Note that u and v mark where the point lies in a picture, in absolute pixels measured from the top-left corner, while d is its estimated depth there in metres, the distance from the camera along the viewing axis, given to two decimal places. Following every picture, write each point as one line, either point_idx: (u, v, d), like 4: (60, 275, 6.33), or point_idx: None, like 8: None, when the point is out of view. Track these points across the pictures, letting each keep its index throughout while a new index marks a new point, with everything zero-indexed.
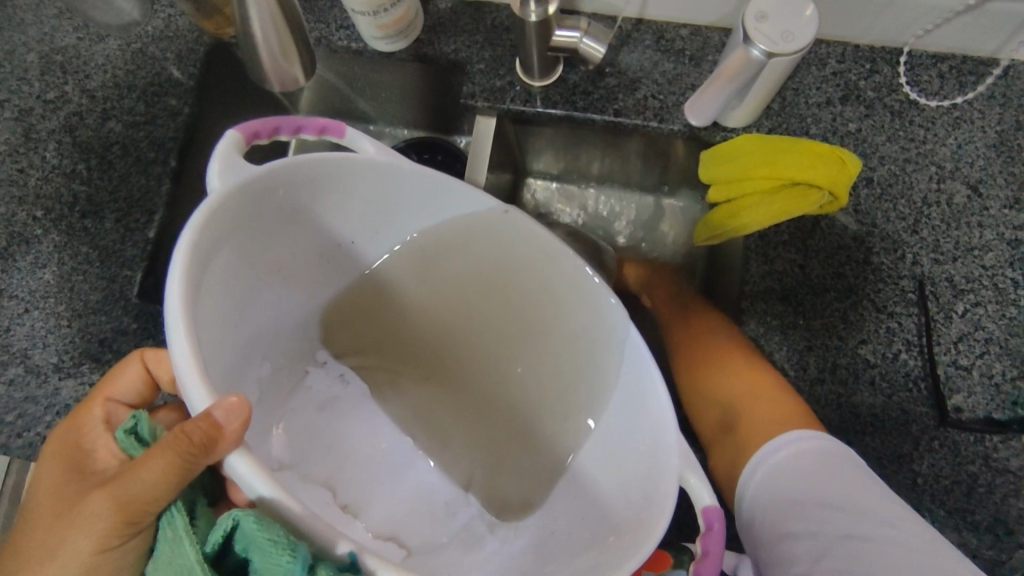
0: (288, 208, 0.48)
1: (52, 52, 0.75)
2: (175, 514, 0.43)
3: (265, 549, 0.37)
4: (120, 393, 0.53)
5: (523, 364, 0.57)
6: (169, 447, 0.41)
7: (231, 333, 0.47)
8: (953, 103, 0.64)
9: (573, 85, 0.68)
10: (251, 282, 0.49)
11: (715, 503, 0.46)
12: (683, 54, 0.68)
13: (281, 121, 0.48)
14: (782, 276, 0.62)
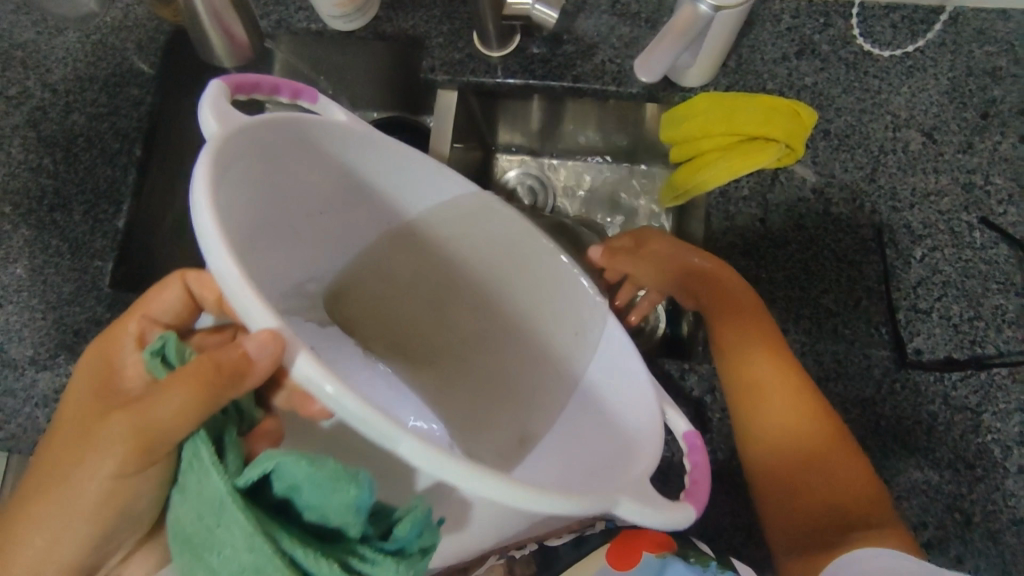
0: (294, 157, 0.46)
1: (12, 48, 0.74)
2: (201, 445, 0.38)
3: (323, 488, 0.35)
4: (159, 310, 0.49)
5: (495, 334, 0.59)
6: (196, 374, 0.39)
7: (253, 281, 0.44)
8: (905, 52, 0.64)
9: (531, 54, 0.68)
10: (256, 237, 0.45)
11: (691, 429, 0.48)
12: (639, 17, 0.68)
13: (259, 78, 0.46)
14: (743, 231, 0.63)
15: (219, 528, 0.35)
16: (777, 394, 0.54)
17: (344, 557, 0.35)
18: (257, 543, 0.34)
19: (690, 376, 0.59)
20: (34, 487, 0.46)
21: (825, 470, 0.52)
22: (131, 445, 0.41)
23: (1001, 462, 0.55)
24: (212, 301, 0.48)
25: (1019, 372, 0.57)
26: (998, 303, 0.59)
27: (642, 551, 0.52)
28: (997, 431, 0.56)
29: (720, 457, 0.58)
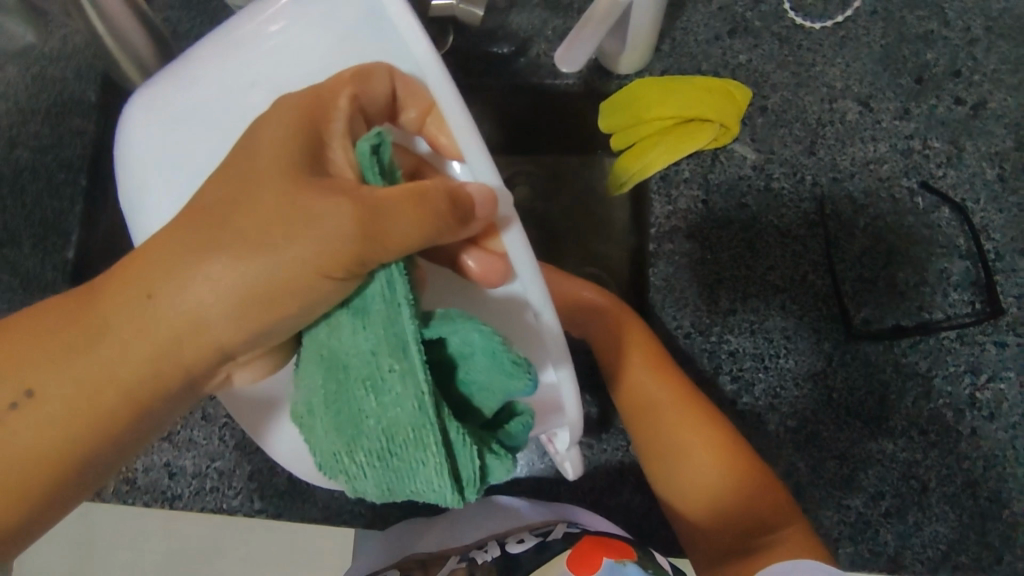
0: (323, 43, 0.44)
1: None
2: (396, 279, 0.32)
3: (503, 368, 0.32)
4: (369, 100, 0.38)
5: None
6: (431, 199, 0.32)
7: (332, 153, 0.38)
8: (837, 23, 0.64)
9: (466, 53, 0.68)
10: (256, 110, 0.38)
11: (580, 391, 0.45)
12: (571, 8, 0.68)
13: None
14: (686, 214, 0.62)
15: (392, 374, 0.30)
16: (665, 414, 0.54)
17: (479, 444, 0.33)
18: (428, 406, 0.30)
19: None
20: (177, 250, 0.34)
21: (722, 481, 0.53)
22: (349, 245, 0.31)
23: (954, 426, 0.55)
24: (414, 119, 0.39)
25: (966, 335, 0.57)
26: (942, 267, 0.59)
27: (602, 557, 0.51)
28: (948, 395, 0.56)
29: None
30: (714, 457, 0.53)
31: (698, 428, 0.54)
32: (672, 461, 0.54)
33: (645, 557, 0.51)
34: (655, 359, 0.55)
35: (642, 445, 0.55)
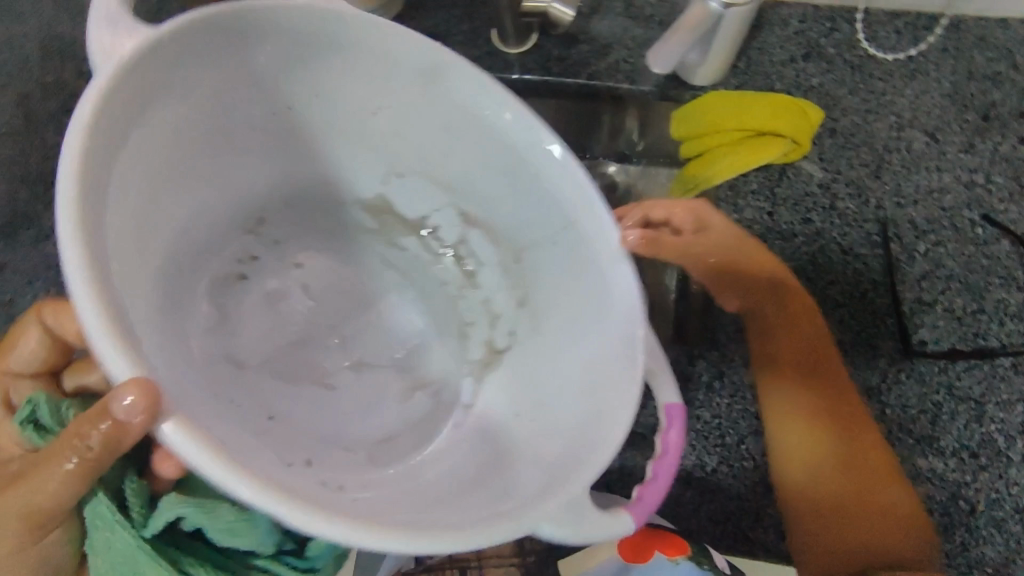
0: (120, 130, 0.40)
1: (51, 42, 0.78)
2: (99, 505, 0.46)
3: (229, 522, 0.46)
4: (13, 431, 0.48)
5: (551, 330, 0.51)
6: (82, 464, 0.42)
7: (412, 188, 0.55)
8: (908, 56, 0.67)
9: (549, 53, 0.71)
10: (214, 282, 0.53)
11: (679, 402, 0.45)
12: (652, 20, 0.72)
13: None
14: (751, 223, 0.65)
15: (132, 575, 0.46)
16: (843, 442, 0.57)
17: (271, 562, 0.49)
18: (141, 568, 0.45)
19: (698, 362, 0.61)
20: None
21: (853, 481, 0.57)
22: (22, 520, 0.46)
23: (1004, 452, 0.56)
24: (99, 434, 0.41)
25: (1021, 364, 0.58)
26: (1001, 297, 0.60)
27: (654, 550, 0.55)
28: (1000, 421, 0.57)
29: (727, 442, 0.59)
30: (883, 482, 0.56)
31: (824, 444, 0.58)
32: (812, 457, 0.58)
33: (701, 555, 0.55)
34: (809, 344, 0.59)
35: (781, 445, 0.58)
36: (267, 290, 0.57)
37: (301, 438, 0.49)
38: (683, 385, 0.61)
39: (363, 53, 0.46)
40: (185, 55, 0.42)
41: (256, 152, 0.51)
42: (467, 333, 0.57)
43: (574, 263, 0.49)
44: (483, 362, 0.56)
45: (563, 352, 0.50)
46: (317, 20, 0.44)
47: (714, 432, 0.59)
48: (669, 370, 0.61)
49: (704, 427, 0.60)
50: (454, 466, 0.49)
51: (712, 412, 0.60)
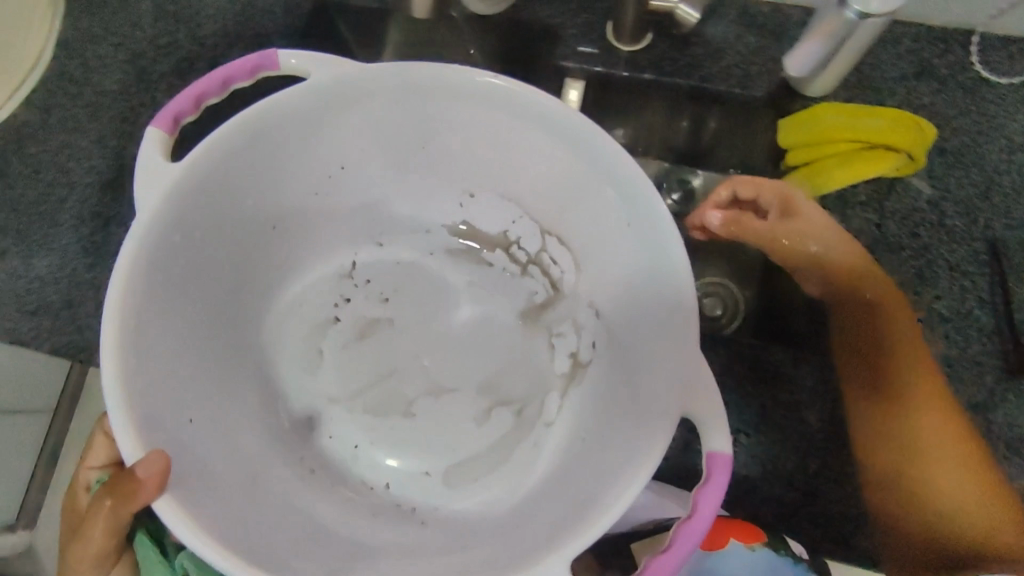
0: (163, 271, 0.58)
1: (166, 3, 0.79)
2: (148, 549, 0.60)
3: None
4: (93, 460, 0.65)
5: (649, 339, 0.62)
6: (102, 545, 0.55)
7: (495, 209, 0.75)
8: (1021, 82, 0.68)
9: (661, 52, 0.73)
10: (337, 344, 0.76)
11: (722, 453, 0.52)
12: (764, 28, 0.73)
13: (231, 71, 0.58)
14: (857, 233, 0.67)
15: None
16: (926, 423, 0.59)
17: None
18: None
19: (802, 365, 0.63)
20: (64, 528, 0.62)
21: (935, 463, 0.58)
22: None
23: None
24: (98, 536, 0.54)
25: None
26: None
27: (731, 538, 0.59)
28: None
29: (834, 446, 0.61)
30: (950, 465, 0.58)
31: (914, 415, 0.59)
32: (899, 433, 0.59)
33: (777, 541, 0.59)
34: (900, 342, 0.61)
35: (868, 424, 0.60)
36: (360, 329, 0.77)
37: (398, 420, 0.73)
38: (788, 387, 0.62)
39: (471, 116, 0.64)
40: (257, 174, 0.64)
41: (348, 211, 0.75)
42: (557, 343, 0.75)
43: (649, 252, 0.60)
44: (570, 374, 0.74)
45: (656, 362, 0.59)
46: (316, 91, 0.60)
47: (819, 435, 0.62)
48: (774, 371, 0.63)
49: (809, 429, 0.62)
50: (517, 491, 0.67)
51: (818, 416, 0.62)
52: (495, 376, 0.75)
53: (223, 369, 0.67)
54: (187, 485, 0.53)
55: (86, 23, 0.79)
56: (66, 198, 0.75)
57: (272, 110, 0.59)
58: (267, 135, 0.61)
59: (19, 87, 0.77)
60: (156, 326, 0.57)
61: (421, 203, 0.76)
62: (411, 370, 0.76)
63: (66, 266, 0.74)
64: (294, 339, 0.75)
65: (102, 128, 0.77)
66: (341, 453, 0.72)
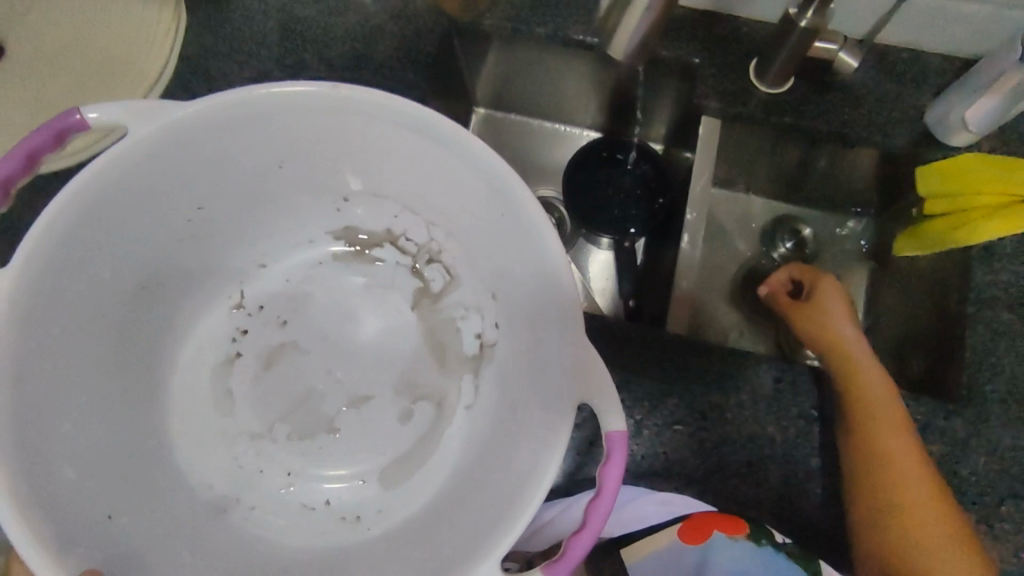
0: (35, 357, 0.54)
1: (291, 22, 0.77)
2: None
3: None
4: None
5: (536, 325, 0.62)
6: None
7: (376, 207, 0.75)
8: None
9: (801, 96, 0.73)
10: (219, 368, 0.73)
11: (619, 430, 0.50)
12: (906, 76, 0.73)
13: (36, 141, 0.52)
14: (1007, 285, 0.68)
15: None
16: (903, 453, 0.62)
17: None
18: None
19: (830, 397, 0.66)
20: None
21: (903, 522, 0.60)
22: None
23: None
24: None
25: None
26: None
27: (714, 530, 0.61)
28: None
29: None
30: (924, 495, 0.60)
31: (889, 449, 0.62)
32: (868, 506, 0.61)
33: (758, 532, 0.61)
34: (880, 425, 0.63)
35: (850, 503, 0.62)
36: (271, 350, 0.74)
37: (315, 441, 0.70)
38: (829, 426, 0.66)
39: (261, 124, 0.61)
40: (119, 206, 0.59)
41: (231, 214, 0.70)
42: (460, 326, 0.74)
43: (527, 247, 0.59)
44: (476, 358, 0.73)
45: (543, 372, 0.60)
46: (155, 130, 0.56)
47: None
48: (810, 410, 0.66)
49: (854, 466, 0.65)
50: (420, 498, 0.68)
51: None
52: (404, 372, 0.73)
53: (124, 414, 0.65)
54: (90, 540, 0.53)
55: (209, 40, 0.77)
56: None
57: (127, 150, 0.55)
58: (158, 156, 0.58)
59: None
60: (51, 362, 0.56)
61: (295, 204, 0.73)
62: (327, 387, 0.72)
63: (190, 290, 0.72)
64: (200, 344, 0.74)
65: None
66: (274, 500, 0.69)
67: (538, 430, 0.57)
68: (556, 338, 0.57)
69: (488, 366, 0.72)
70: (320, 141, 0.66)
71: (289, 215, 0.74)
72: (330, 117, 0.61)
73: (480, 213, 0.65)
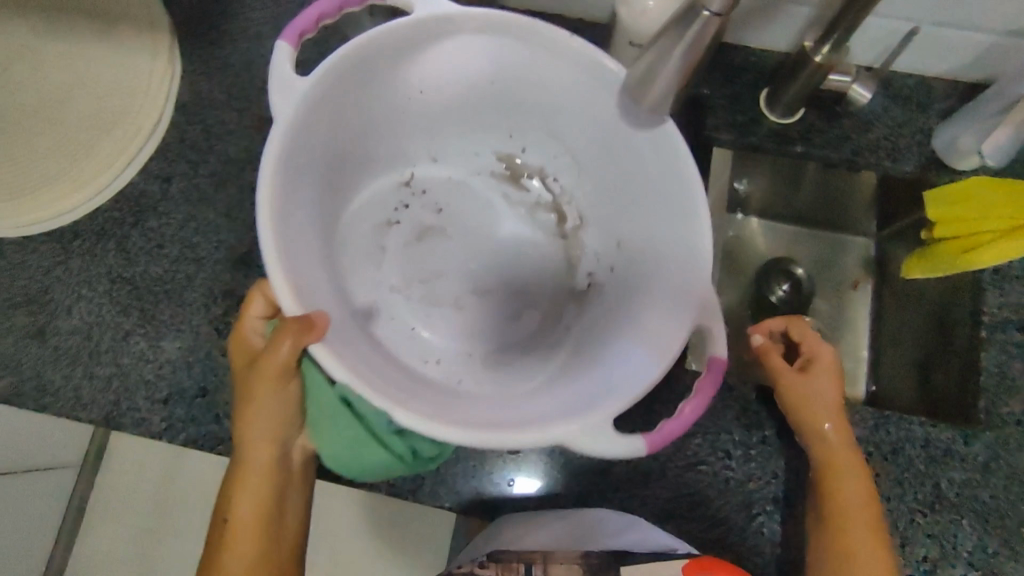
0: (299, 164, 0.52)
1: (292, 65, 0.75)
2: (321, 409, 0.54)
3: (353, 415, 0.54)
4: (252, 325, 0.56)
5: (637, 264, 0.60)
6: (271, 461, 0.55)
7: (540, 153, 0.66)
8: None
9: (809, 124, 0.75)
10: (377, 230, 0.65)
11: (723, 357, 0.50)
12: (910, 101, 0.74)
13: (323, 10, 0.50)
14: (1018, 306, 0.70)
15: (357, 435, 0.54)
16: (864, 545, 0.55)
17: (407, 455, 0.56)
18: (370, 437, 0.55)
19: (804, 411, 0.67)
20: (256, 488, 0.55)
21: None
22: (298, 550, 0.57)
23: None
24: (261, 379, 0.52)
25: None
26: None
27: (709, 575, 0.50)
28: None
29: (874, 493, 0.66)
30: None
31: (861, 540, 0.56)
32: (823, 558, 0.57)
33: None
34: (839, 493, 0.57)
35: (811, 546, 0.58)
36: (420, 233, 0.66)
37: (454, 312, 0.65)
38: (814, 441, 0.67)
39: (486, 41, 0.56)
40: (365, 81, 0.55)
41: (418, 134, 0.64)
42: (580, 253, 0.66)
43: (669, 204, 0.55)
44: (582, 294, 0.66)
45: (661, 277, 0.56)
46: (412, 32, 0.53)
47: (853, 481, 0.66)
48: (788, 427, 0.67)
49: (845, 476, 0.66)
50: (534, 377, 0.61)
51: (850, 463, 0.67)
52: (519, 288, 0.66)
53: (336, 275, 0.58)
54: (420, 403, 0.49)
55: (207, 86, 0.75)
56: (195, 274, 0.71)
57: (337, 68, 0.51)
58: (343, 87, 0.53)
59: (137, 155, 0.73)
60: (301, 259, 0.51)
61: (455, 149, 0.67)
62: (458, 272, 0.66)
63: (199, 348, 0.70)
64: (371, 205, 0.65)
65: (230, 199, 0.73)
66: (394, 341, 0.62)
67: (647, 335, 0.54)
68: (673, 225, 0.55)
69: (592, 304, 0.64)
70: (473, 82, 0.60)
71: (433, 133, 0.65)
72: (503, 57, 0.57)
73: (644, 144, 0.56)
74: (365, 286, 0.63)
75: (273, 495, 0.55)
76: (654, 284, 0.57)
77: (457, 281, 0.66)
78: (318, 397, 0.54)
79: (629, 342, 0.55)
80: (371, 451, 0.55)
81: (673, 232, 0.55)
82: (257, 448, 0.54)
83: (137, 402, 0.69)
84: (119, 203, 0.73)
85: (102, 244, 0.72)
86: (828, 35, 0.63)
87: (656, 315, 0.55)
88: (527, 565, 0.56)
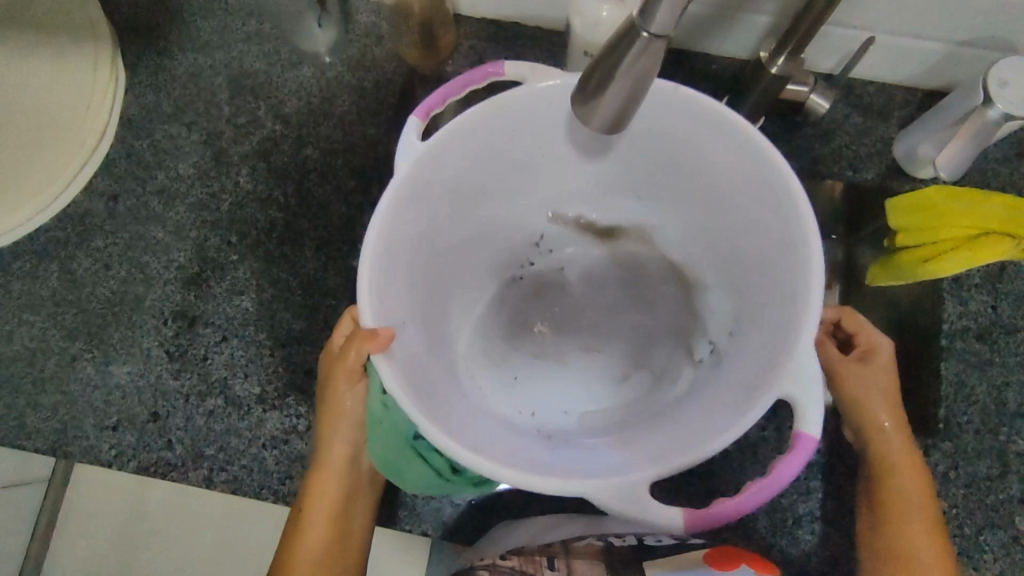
0: (393, 253, 0.48)
1: (242, 76, 0.73)
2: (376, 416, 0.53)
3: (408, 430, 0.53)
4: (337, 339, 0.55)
5: (750, 306, 0.52)
6: None
7: (652, 201, 0.58)
8: None
9: (771, 133, 0.74)
10: (500, 288, 0.61)
11: (813, 435, 0.42)
12: (871, 108, 0.74)
13: (433, 98, 0.47)
14: (976, 315, 0.69)
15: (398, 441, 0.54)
16: (908, 486, 0.55)
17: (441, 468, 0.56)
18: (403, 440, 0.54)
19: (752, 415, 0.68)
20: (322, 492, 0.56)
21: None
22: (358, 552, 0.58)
23: None
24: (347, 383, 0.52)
25: None
26: None
27: (741, 562, 0.49)
28: None
29: (832, 503, 0.66)
30: (928, 527, 0.55)
31: (905, 482, 0.55)
32: (877, 551, 0.55)
33: None
34: (893, 491, 0.55)
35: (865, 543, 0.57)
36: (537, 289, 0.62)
37: (548, 366, 0.59)
38: (772, 450, 0.67)
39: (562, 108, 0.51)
40: (462, 165, 0.52)
41: (529, 207, 0.60)
42: (704, 304, 0.57)
43: (783, 243, 0.47)
44: (700, 364, 0.55)
45: (765, 316, 0.49)
46: (510, 108, 0.50)
47: (813, 492, 0.66)
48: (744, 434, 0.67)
49: (804, 487, 0.66)
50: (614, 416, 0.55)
51: (808, 473, 0.66)
52: (637, 335, 0.59)
53: (438, 333, 0.54)
54: (473, 438, 0.46)
55: (153, 99, 0.73)
56: (144, 296, 0.69)
57: (466, 128, 0.49)
58: (473, 144, 0.51)
59: (82, 171, 0.70)
60: (397, 300, 0.48)
61: (551, 203, 0.60)
62: (570, 329, 0.60)
63: (149, 372, 0.68)
64: (485, 267, 0.61)
65: (180, 216, 0.70)
66: (496, 394, 0.57)
67: (738, 391, 0.47)
68: (788, 300, 0.46)
69: (706, 376, 0.53)
70: (548, 132, 0.53)
71: (550, 204, 0.60)
72: (561, 117, 0.52)
73: (755, 219, 0.50)
74: (470, 346, 0.59)
75: (342, 494, 0.57)
76: (758, 330, 0.49)
77: (565, 351, 0.60)
78: (369, 408, 0.53)
79: (745, 389, 0.46)
80: (407, 457, 0.55)
81: (790, 271, 0.46)
82: (331, 445, 0.56)
83: (84, 429, 0.67)
84: (63, 223, 0.70)
85: (45, 265, 0.69)
86: (784, 46, 0.63)
87: (772, 342, 0.46)
88: (549, 558, 0.57)
